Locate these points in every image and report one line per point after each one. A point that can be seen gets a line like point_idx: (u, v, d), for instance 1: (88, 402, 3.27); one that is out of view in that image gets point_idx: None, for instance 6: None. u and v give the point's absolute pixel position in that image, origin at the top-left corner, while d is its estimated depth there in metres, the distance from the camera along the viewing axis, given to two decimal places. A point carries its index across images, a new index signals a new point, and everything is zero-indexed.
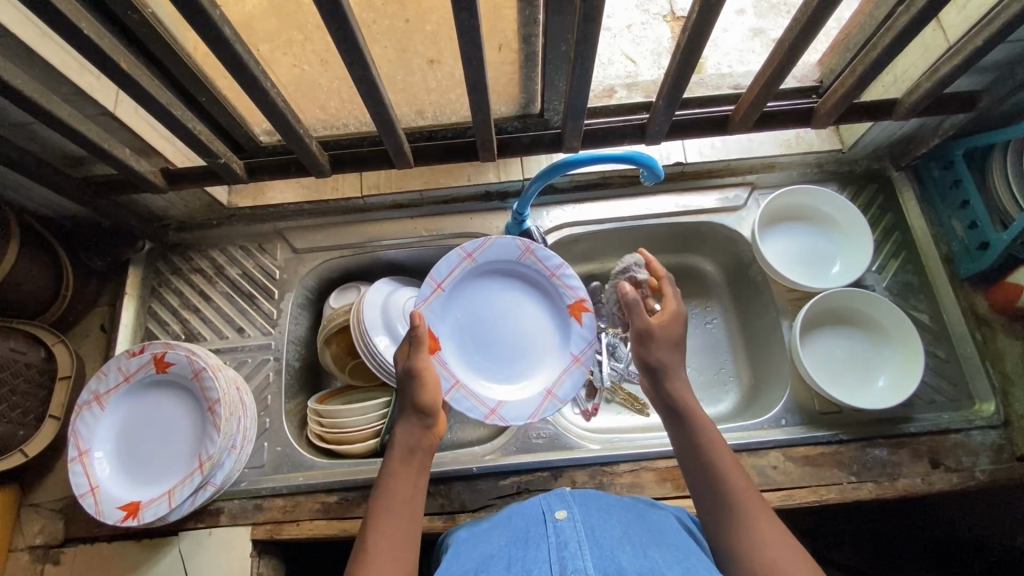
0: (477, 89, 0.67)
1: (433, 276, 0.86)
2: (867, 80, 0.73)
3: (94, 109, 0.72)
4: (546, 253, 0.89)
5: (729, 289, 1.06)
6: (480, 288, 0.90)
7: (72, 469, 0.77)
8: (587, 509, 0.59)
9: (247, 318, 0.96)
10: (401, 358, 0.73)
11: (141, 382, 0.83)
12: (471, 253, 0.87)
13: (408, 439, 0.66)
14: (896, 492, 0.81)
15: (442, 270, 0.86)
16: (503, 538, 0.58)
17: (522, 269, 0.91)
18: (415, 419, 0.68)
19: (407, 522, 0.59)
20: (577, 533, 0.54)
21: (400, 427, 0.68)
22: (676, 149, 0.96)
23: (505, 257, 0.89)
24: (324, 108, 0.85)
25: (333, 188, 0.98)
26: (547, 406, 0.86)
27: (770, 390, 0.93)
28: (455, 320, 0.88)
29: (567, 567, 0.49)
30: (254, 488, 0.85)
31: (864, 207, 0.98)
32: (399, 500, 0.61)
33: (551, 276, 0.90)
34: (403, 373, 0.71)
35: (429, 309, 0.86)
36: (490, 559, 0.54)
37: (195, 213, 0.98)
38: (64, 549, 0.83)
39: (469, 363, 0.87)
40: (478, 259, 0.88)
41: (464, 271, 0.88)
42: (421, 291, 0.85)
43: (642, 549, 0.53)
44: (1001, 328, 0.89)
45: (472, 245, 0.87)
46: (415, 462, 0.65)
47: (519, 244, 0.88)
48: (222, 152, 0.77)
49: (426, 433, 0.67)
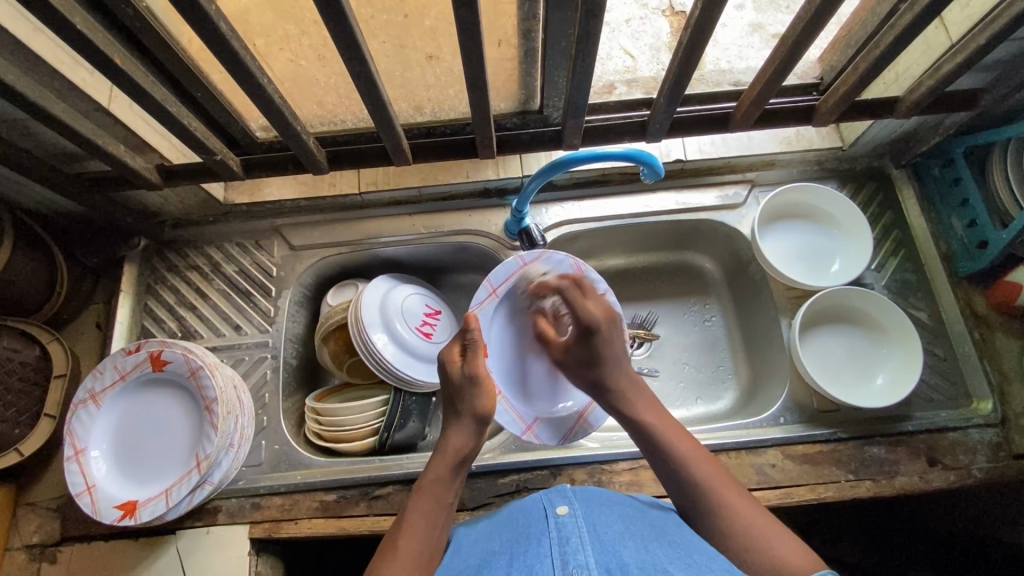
0: (476, 85, 0.67)
1: (491, 280, 0.87)
2: (870, 78, 0.72)
3: (87, 104, 0.71)
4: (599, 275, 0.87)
5: (728, 287, 1.06)
6: (534, 302, 0.89)
7: (68, 469, 0.77)
8: (589, 504, 0.59)
9: (244, 316, 0.95)
10: (453, 362, 0.70)
11: (137, 380, 0.82)
12: (528, 263, 0.87)
13: (460, 446, 0.65)
14: (894, 490, 0.82)
15: (500, 276, 0.87)
16: (505, 533, 0.58)
17: None
18: (473, 426, 0.66)
19: (441, 527, 0.60)
20: (579, 528, 0.54)
21: (454, 430, 0.67)
22: (676, 146, 0.96)
23: None
24: (321, 103, 0.84)
25: (330, 185, 0.98)
26: (580, 430, 0.86)
27: (768, 388, 0.93)
28: (506, 331, 0.89)
29: (569, 563, 0.49)
30: (252, 486, 0.85)
31: (864, 205, 0.97)
32: (439, 506, 0.61)
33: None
34: (463, 379, 0.68)
35: (483, 313, 0.87)
36: (491, 556, 0.54)
37: (191, 209, 0.97)
38: (61, 548, 0.83)
39: (515, 373, 0.88)
40: (536, 270, 0.87)
41: (521, 279, 0.88)
42: (478, 293, 0.86)
43: (643, 543, 0.53)
44: (1000, 327, 0.89)
45: (530, 255, 0.87)
46: (460, 471, 0.64)
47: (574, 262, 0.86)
48: (219, 149, 0.76)
49: (478, 441, 0.66)
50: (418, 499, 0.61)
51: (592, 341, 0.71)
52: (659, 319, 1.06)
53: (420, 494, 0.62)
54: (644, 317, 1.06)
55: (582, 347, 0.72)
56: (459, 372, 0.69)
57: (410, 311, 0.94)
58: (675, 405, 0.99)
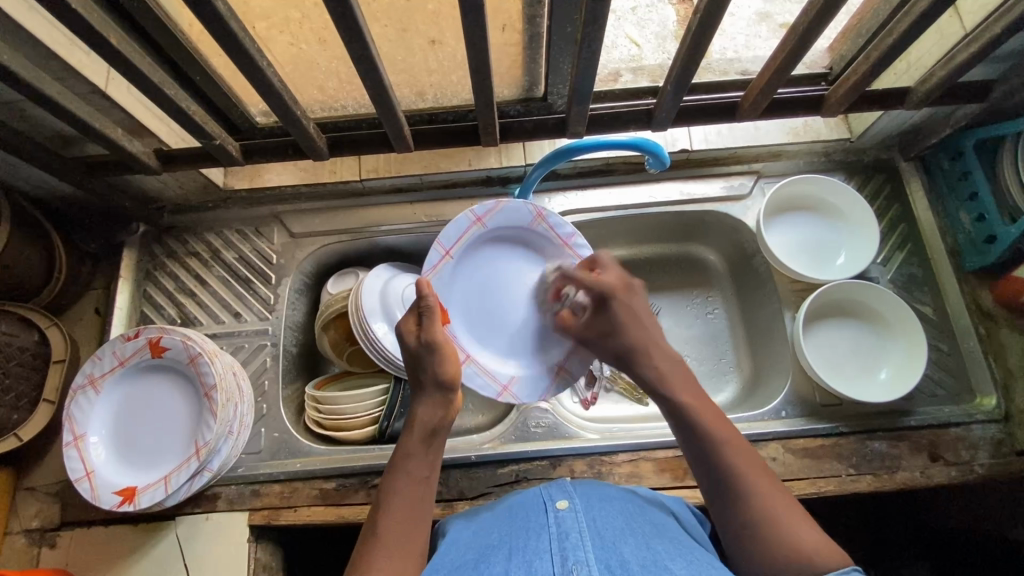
0: (480, 70, 0.65)
1: (441, 242, 0.80)
2: (881, 68, 0.71)
3: (85, 86, 0.70)
4: (560, 219, 0.84)
5: (731, 278, 1.05)
6: (490, 253, 0.85)
7: (67, 454, 0.76)
8: (589, 499, 0.59)
9: (244, 303, 0.94)
10: (409, 333, 0.69)
11: (136, 366, 0.81)
12: (480, 217, 0.82)
13: (431, 419, 0.65)
14: (895, 485, 0.81)
15: (451, 235, 0.81)
16: (504, 527, 0.57)
17: (532, 236, 0.86)
18: (439, 396, 0.66)
19: (422, 502, 0.59)
20: (579, 523, 0.53)
21: (422, 404, 0.66)
22: (682, 135, 0.94)
23: (515, 221, 0.84)
24: (322, 88, 0.83)
25: (331, 172, 0.96)
26: (559, 384, 0.85)
27: (770, 382, 0.93)
28: (466, 291, 0.84)
29: (569, 560, 0.49)
30: (252, 474, 0.85)
31: (871, 198, 0.96)
32: (414, 482, 0.60)
33: (562, 246, 0.85)
34: (420, 346, 0.67)
35: (437, 277, 0.81)
36: (490, 549, 0.54)
37: (190, 195, 0.96)
38: (61, 532, 0.83)
39: (479, 335, 0.84)
40: (489, 223, 0.83)
41: (474, 235, 0.83)
42: (428, 256, 0.80)
43: (644, 540, 0.53)
44: (1007, 323, 0.87)
45: (482, 208, 0.82)
46: (435, 443, 0.64)
47: (532, 209, 0.83)
48: (217, 133, 0.75)
49: (447, 413, 0.66)
50: (393, 476, 0.61)
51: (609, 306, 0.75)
52: (660, 310, 1.05)
53: (394, 472, 0.61)
54: None
55: (601, 318, 0.76)
56: (415, 340, 0.68)
57: (411, 301, 0.94)
58: None
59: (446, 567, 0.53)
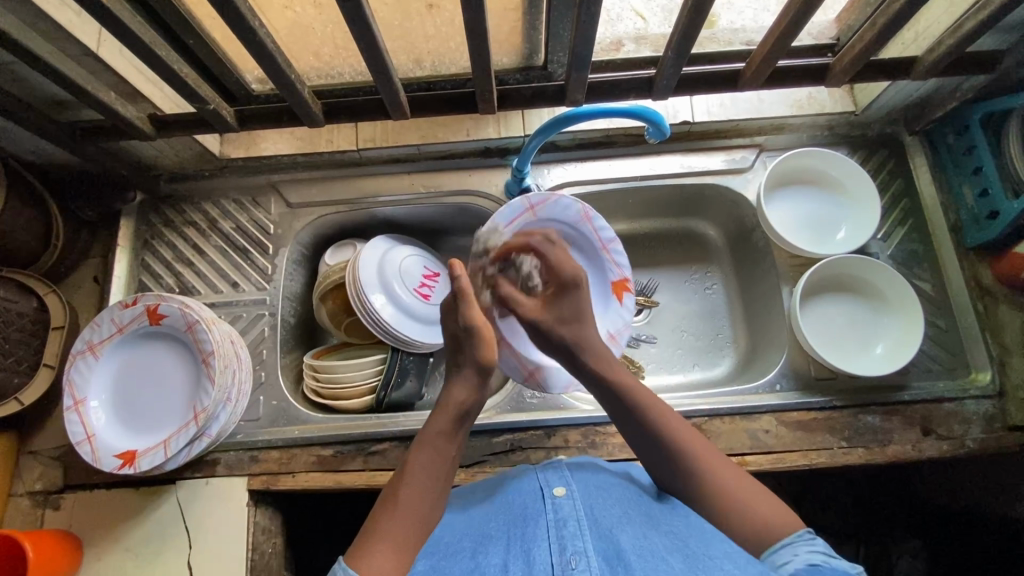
0: (476, 33, 0.64)
1: (496, 221, 0.85)
2: (888, 35, 0.69)
3: (76, 48, 0.69)
4: (604, 224, 0.89)
5: (730, 254, 1.04)
6: None
7: (68, 418, 0.77)
8: (585, 486, 0.61)
9: (241, 273, 0.94)
10: (451, 314, 0.69)
11: (135, 333, 0.82)
12: (534, 206, 0.86)
13: (463, 400, 0.65)
14: (886, 457, 0.82)
15: (505, 216, 0.85)
16: (500, 514, 0.59)
17: (575, 234, 0.90)
18: (476, 379, 0.66)
19: (438, 478, 0.60)
20: (576, 510, 0.56)
21: (456, 383, 0.66)
22: (683, 107, 0.93)
23: (562, 219, 0.89)
24: (317, 54, 0.81)
25: (328, 141, 0.95)
26: None
27: (766, 356, 0.93)
28: None
29: (567, 550, 0.51)
30: (251, 440, 0.86)
31: (874, 172, 0.95)
32: (439, 458, 0.61)
33: (602, 249, 0.91)
34: (460, 329, 0.67)
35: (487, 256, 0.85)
36: (488, 538, 0.55)
37: (186, 163, 0.95)
38: (64, 495, 0.84)
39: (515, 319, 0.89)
40: (540, 213, 0.87)
41: (524, 223, 0.87)
42: (482, 231, 0.85)
43: (641, 529, 0.55)
44: (1004, 299, 0.87)
45: (536, 198, 0.86)
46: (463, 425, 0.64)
47: (579, 209, 0.88)
48: (211, 97, 0.74)
49: (479, 394, 0.66)
50: (420, 450, 0.61)
51: (574, 294, 0.74)
52: (658, 286, 1.05)
53: (422, 445, 0.61)
54: (643, 283, 1.05)
55: (562, 303, 0.74)
56: (455, 321, 0.68)
57: (409, 273, 0.94)
58: (671, 372, 0.99)
59: (445, 555, 0.55)
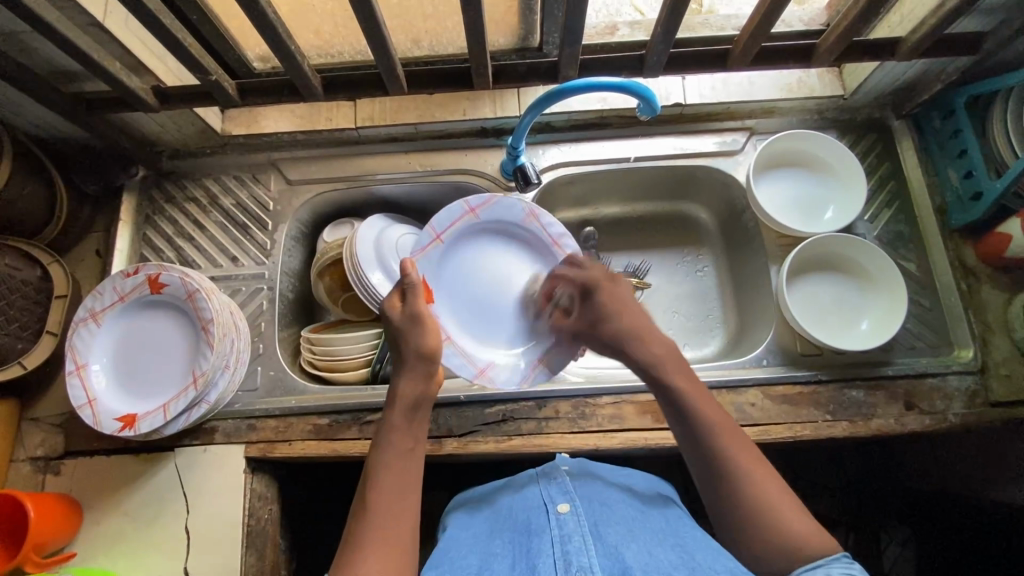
0: (472, 9, 0.66)
1: (434, 225, 0.83)
2: (871, 14, 0.71)
3: (83, 17, 0.71)
4: (551, 219, 0.89)
5: (721, 236, 1.06)
6: (478, 245, 0.88)
7: (70, 382, 0.79)
8: (589, 501, 0.63)
9: (241, 247, 0.96)
10: (394, 307, 0.71)
11: (136, 302, 0.84)
12: (474, 209, 0.86)
13: (412, 392, 0.66)
14: (870, 431, 0.83)
15: (443, 221, 0.83)
16: (507, 533, 0.61)
17: (520, 234, 0.90)
18: (423, 368, 0.68)
19: (405, 475, 0.61)
20: (580, 527, 0.57)
21: (404, 378, 0.67)
22: (677, 88, 0.95)
23: (506, 218, 0.88)
24: (318, 33, 0.83)
25: (327, 119, 0.97)
26: (537, 374, 0.85)
27: (754, 333, 0.95)
28: (453, 273, 0.86)
29: (571, 564, 0.52)
30: (248, 409, 0.87)
31: (862, 155, 0.97)
32: (403, 453, 0.63)
33: (553, 244, 0.89)
34: (405, 319, 0.70)
35: (426, 259, 0.83)
36: (494, 559, 0.57)
37: (189, 139, 0.97)
38: (65, 461, 0.86)
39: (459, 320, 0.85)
40: (481, 215, 0.86)
41: (464, 225, 0.86)
42: (421, 235, 0.82)
43: (646, 546, 0.55)
44: (987, 280, 0.90)
45: (476, 200, 0.86)
46: (418, 416, 0.66)
47: (524, 207, 0.88)
48: (213, 69, 0.76)
49: (428, 385, 0.68)
50: (382, 449, 0.63)
51: (595, 300, 0.76)
52: (651, 268, 1.07)
53: (382, 445, 0.63)
54: (636, 265, 1.07)
55: (587, 308, 0.76)
56: (399, 314, 0.70)
57: (405, 250, 0.96)
58: None
59: (449, 569, 0.57)
